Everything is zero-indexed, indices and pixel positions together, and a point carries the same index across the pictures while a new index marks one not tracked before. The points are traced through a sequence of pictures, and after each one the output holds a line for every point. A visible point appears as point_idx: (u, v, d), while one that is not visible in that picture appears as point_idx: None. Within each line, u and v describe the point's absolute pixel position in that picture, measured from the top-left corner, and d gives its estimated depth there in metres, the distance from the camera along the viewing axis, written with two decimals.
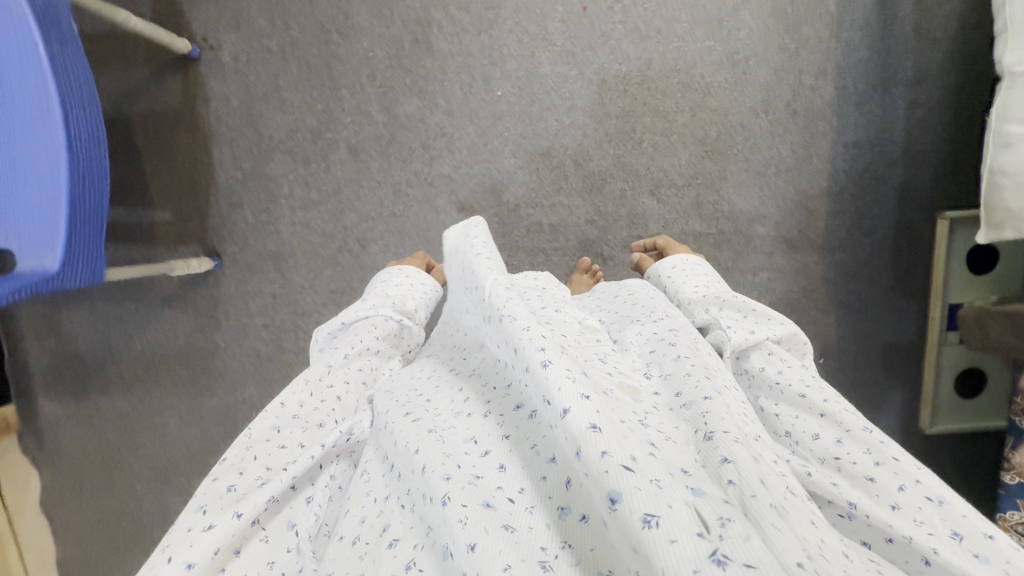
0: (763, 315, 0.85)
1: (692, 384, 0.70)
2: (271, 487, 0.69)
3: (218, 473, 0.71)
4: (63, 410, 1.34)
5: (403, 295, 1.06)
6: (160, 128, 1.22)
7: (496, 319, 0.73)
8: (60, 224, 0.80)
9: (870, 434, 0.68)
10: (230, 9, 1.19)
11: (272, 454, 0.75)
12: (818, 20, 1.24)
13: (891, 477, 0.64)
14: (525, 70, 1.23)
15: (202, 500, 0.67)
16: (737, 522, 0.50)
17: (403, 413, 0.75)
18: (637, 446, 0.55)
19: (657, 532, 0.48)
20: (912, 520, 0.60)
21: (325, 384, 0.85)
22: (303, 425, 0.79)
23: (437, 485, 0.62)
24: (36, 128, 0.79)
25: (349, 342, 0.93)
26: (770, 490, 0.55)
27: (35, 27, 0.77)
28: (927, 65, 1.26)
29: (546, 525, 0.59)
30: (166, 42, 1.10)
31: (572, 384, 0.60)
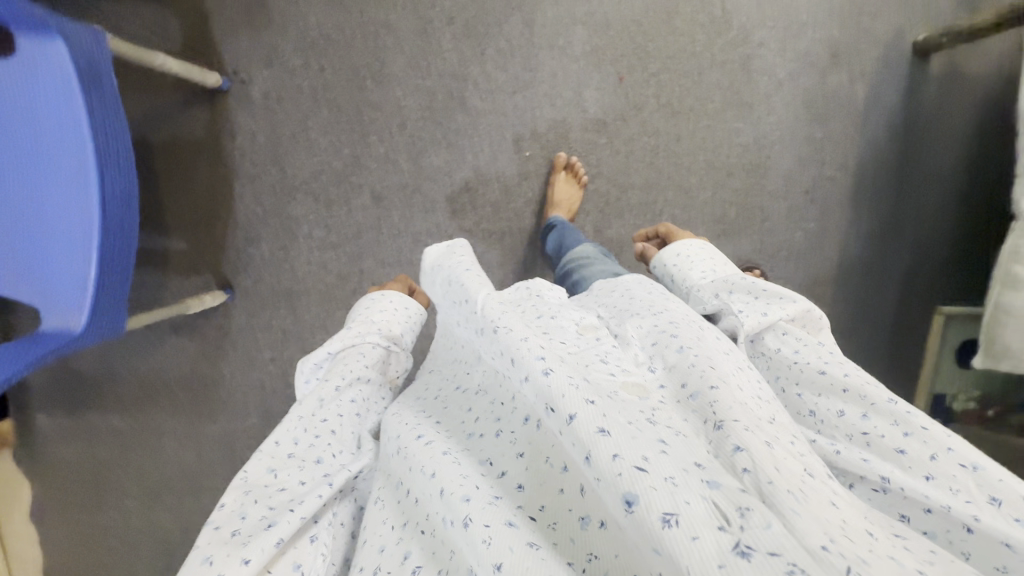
0: (775, 294, 0.77)
1: (698, 372, 0.60)
2: (277, 529, 0.61)
3: (219, 522, 0.62)
4: (59, 427, 1.34)
5: (386, 318, 1.00)
6: (182, 156, 1.20)
7: (493, 332, 0.67)
8: (88, 288, 0.80)
9: (896, 405, 0.62)
10: (264, 44, 1.17)
11: (281, 495, 0.66)
12: (845, 113, 1.26)
13: (920, 446, 0.59)
14: (555, 134, 1.24)
15: (202, 554, 0.58)
16: (757, 509, 0.44)
17: (416, 436, 0.68)
18: (648, 445, 0.49)
19: (678, 530, 0.42)
20: (947, 491, 0.55)
21: (318, 419, 0.78)
22: (302, 465, 0.71)
23: (457, 507, 0.56)
24: (72, 190, 0.78)
25: (340, 371, 0.86)
26: (788, 475, 0.49)
27: (79, 90, 0.75)
28: (944, 167, 1.28)
29: (570, 539, 0.53)
30: (198, 79, 1.07)
31: (577, 390, 0.54)
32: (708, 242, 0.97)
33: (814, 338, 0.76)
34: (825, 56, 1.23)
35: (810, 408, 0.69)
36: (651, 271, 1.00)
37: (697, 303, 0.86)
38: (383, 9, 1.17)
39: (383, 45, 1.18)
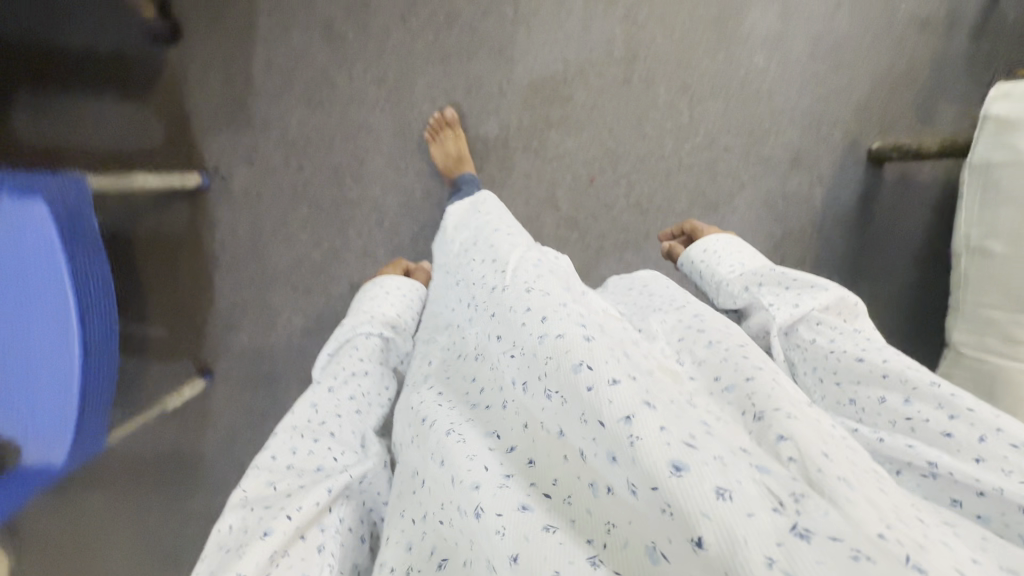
0: (807, 283, 0.83)
1: (730, 366, 0.68)
2: (273, 539, 0.64)
3: (229, 543, 0.66)
4: (37, 502, 1.36)
5: (382, 309, 1.03)
6: (164, 247, 1.23)
7: (523, 309, 0.67)
8: (69, 426, 0.83)
9: (937, 387, 0.66)
10: (246, 143, 1.19)
11: (287, 495, 0.69)
12: (806, 213, 1.32)
13: (968, 429, 0.62)
14: (528, 231, 1.28)
15: (217, 553, 0.65)
16: (812, 498, 0.46)
17: (425, 418, 0.70)
18: (682, 427, 0.50)
19: (732, 505, 0.44)
20: (999, 471, 0.58)
21: (316, 425, 0.78)
22: (301, 472, 0.72)
23: (474, 491, 0.57)
24: (52, 337, 0.81)
25: (336, 370, 0.89)
26: (835, 463, 0.52)
27: (62, 248, 0.78)
28: (897, 262, 1.34)
29: (587, 512, 0.54)
30: (180, 185, 1.12)
31: (608, 367, 0.56)
32: (732, 235, 1.04)
33: (851, 325, 0.80)
34: (787, 159, 1.29)
35: (850, 397, 0.72)
36: (678, 264, 1.07)
37: (729, 295, 0.93)
38: (363, 110, 1.19)
39: (362, 143, 1.21)
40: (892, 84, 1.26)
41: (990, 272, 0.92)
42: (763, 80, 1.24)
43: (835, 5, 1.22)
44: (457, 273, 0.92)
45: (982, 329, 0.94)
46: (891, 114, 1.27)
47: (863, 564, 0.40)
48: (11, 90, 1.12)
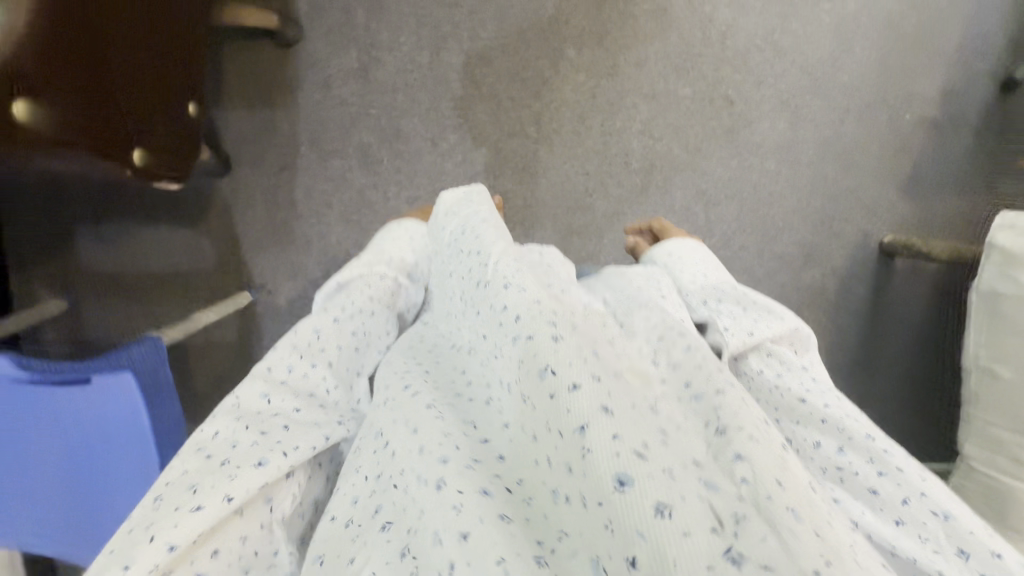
0: (764, 310, 0.78)
1: (704, 374, 0.59)
2: (266, 471, 0.57)
3: (212, 450, 0.59)
4: None
5: (403, 252, 1.00)
6: (215, 356, 1.31)
7: (516, 283, 0.63)
8: None
9: (874, 443, 0.62)
10: (289, 260, 1.27)
11: (266, 423, 0.63)
12: (822, 304, 1.35)
13: (894, 489, 0.60)
14: None
15: (183, 485, 0.55)
16: (754, 518, 0.44)
17: (404, 387, 0.65)
18: (646, 431, 0.49)
19: (671, 522, 0.43)
20: (916, 538, 0.57)
21: (317, 347, 0.75)
22: (294, 396, 0.68)
23: (432, 469, 0.52)
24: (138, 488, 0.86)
25: (344, 301, 0.85)
26: (789, 492, 0.47)
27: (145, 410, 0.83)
28: (906, 341, 1.36)
29: (543, 517, 0.50)
30: (236, 305, 1.19)
31: (575, 364, 0.53)
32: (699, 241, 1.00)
33: (801, 359, 0.76)
34: (800, 256, 1.33)
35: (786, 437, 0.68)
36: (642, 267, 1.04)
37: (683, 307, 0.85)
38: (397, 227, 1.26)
39: None
40: (898, 184, 1.31)
41: (1002, 396, 0.96)
42: (773, 184, 1.30)
43: (842, 113, 1.27)
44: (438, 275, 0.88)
45: (989, 445, 0.98)
46: (900, 212, 1.32)
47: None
48: (80, 227, 1.24)
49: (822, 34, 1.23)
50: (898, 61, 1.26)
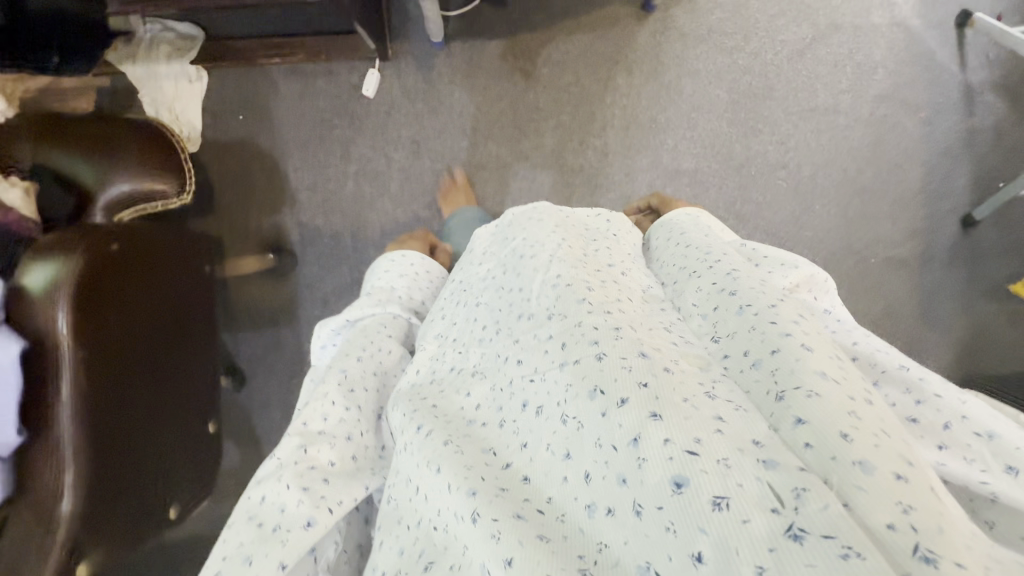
0: (777, 261, 0.69)
1: (757, 337, 0.50)
2: (316, 532, 0.54)
3: (259, 517, 0.55)
4: None
5: (409, 292, 0.88)
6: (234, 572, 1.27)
7: (583, 302, 0.56)
8: None
9: (909, 373, 0.52)
10: None
11: (303, 475, 0.57)
12: None
13: (934, 415, 0.50)
14: None
15: (236, 557, 0.52)
16: (816, 490, 0.37)
17: (415, 429, 0.57)
18: (699, 423, 0.43)
19: (729, 515, 0.38)
20: (963, 460, 0.47)
21: (347, 388, 0.66)
22: (331, 441, 0.61)
23: (462, 504, 0.48)
24: None
25: (361, 344, 0.73)
26: (852, 441, 0.40)
27: None
28: None
29: (580, 531, 0.45)
30: None
31: (629, 372, 0.48)
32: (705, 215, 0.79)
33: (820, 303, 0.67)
34: None
35: None
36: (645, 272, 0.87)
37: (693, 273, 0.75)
38: None
39: None
40: (874, 322, 1.33)
41: None
42: None
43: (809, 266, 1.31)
44: (461, 274, 0.79)
45: None
46: None
47: (853, 566, 0.33)
48: None
49: (783, 199, 1.28)
50: (862, 214, 1.30)
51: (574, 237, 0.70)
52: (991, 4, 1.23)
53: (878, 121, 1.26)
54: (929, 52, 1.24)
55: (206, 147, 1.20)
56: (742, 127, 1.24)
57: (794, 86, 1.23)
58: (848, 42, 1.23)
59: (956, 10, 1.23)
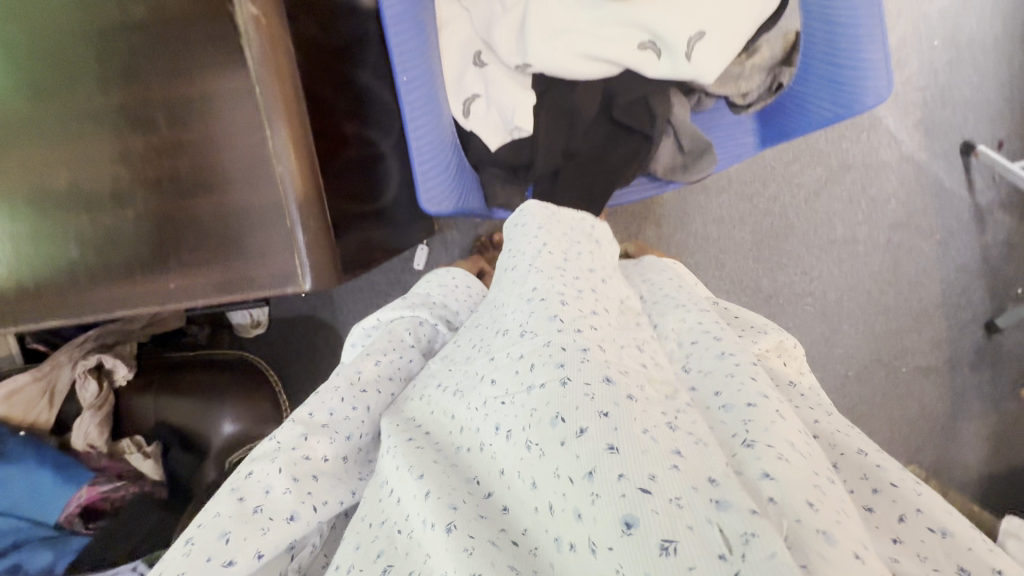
0: (746, 324, 0.66)
1: (731, 386, 0.50)
2: (295, 527, 0.53)
3: (242, 492, 0.53)
4: None
5: (442, 296, 0.77)
6: None
7: (554, 318, 0.51)
8: None
9: (867, 458, 0.51)
10: None
11: (295, 463, 0.55)
12: None
13: (888, 507, 0.48)
14: None
15: (213, 534, 0.50)
16: (764, 535, 0.37)
17: (404, 437, 0.55)
18: (654, 459, 0.41)
19: (676, 560, 0.37)
20: (914, 557, 0.45)
21: (359, 387, 0.62)
22: (331, 437, 0.58)
23: (436, 514, 0.46)
24: None
25: (380, 347, 0.68)
26: (814, 513, 0.40)
27: None
28: None
29: (551, 565, 0.42)
30: None
31: (591, 400, 0.44)
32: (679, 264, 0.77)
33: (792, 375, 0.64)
34: None
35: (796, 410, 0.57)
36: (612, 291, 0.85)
37: None
38: None
39: None
40: (910, 424, 1.38)
41: None
42: None
43: (842, 379, 1.37)
44: None
45: None
46: (915, 447, 1.38)
47: None
48: None
49: (812, 323, 1.35)
50: (888, 329, 1.37)
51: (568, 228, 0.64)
52: (991, 131, 1.31)
53: (894, 246, 1.34)
54: (937, 180, 1.32)
55: (274, 325, 1.30)
56: (767, 263, 1.32)
57: (813, 222, 1.32)
58: (860, 180, 1.31)
59: (958, 141, 1.31)
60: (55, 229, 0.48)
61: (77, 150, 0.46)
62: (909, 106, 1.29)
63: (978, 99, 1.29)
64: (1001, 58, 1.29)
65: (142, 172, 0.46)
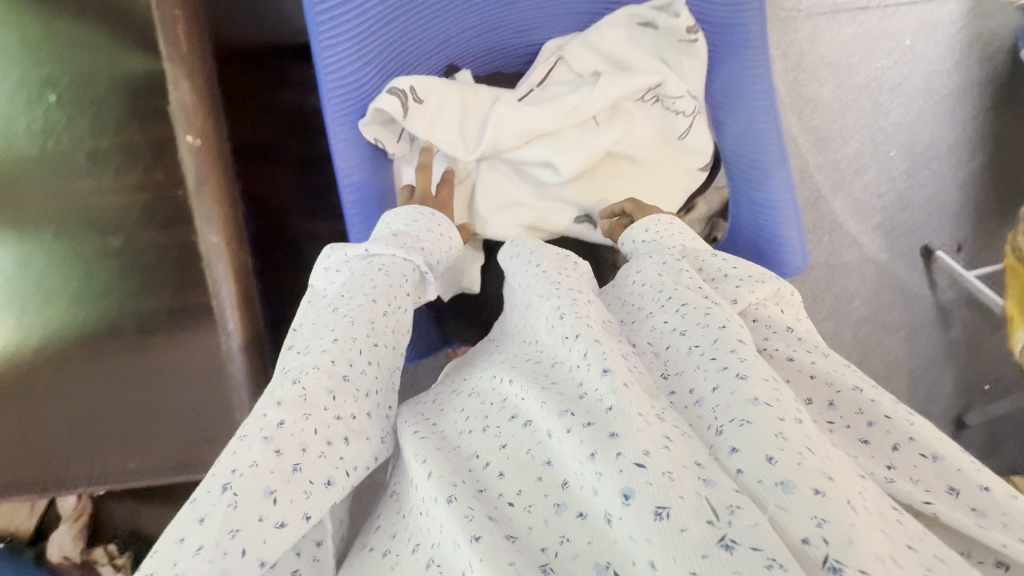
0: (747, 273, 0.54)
1: (723, 345, 0.45)
2: (335, 494, 0.45)
3: (280, 444, 0.44)
4: None
5: (432, 239, 0.63)
6: None
7: (566, 338, 0.48)
8: None
9: (861, 393, 0.46)
10: None
11: (330, 424, 0.46)
12: None
13: (882, 438, 0.44)
14: None
15: (253, 488, 0.41)
16: (749, 506, 0.35)
17: (411, 431, 0.52)
18: (652, 436, 0.39)
19: (669, 526, 0.35)
20: (907, 480, 0.42)
21: (372, 340, 0.52)
22: (357, 394, 0.49)
23: (438, 489, 0.44)
24: None
25: (386, 292, 0.55)
26: (788, 455, 0.37)
27: None
28: None
29: (543, 523, 0.41)
30: None
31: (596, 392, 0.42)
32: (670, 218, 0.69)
33: (790, 322, 0.54)
34: None
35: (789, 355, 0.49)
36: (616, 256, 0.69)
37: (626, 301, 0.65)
38: None
39: None
40: None
41: None
42: None
43: None
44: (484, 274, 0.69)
45: None
46: None
47: None
48: None
49: None
50: None
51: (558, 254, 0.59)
52: (950, 234, 1.35)
53: (859, 342, 1.36)
54: (899, 279, 1.36)
55: None
56: None
57: None
58: (824, 278, 1.34)
59: (918, 243, 1.36)
60: (14, 417, 0.52)
61: (46, 351, 0.51)
62: (868, 210, 1.34)
63: (934, 204, 1.34)
64: (955, 166, 1.35)
65: (110, 368, 0.52)
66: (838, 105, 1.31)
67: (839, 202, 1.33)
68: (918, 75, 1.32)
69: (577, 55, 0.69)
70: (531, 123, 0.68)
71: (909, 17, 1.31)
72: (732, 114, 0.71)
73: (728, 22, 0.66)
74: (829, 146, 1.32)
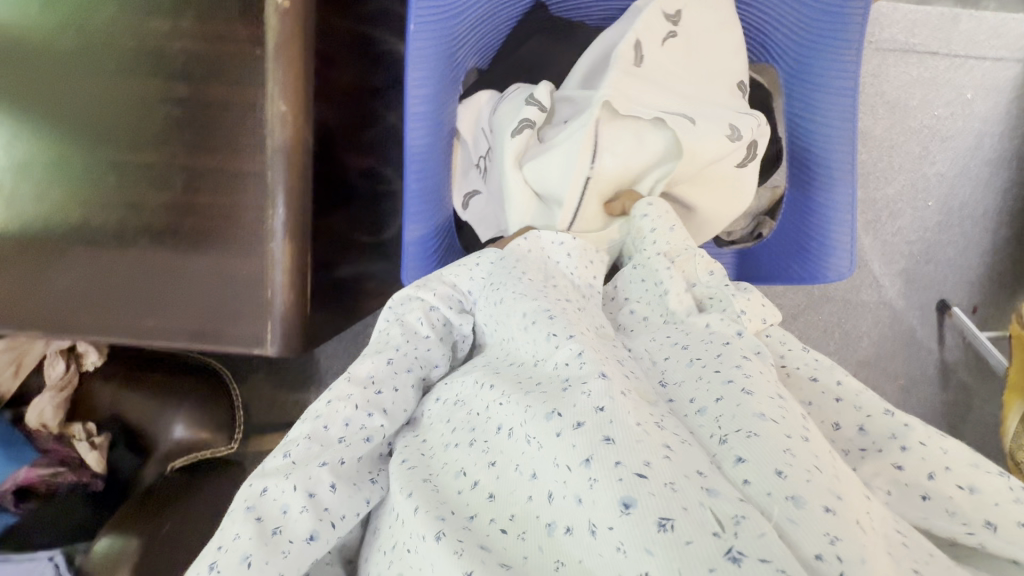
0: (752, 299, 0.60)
1: (722, 366, 0.49)
2: (315, 548, 0.50)
3: (262, 510, 0.51)
4: None
5: (455, 274, 0.68)
6: None
7: (552, 336, 0.52)
8: None
9: (895, 418, 0.51)
10: None
11: (310, 476, 0.52)
12: None
13: (917, 464, 0.49)
14: None
15: (233, 557, 0.48)
16: (754, 517, 0.38)
17: (399, 460, 0.54)
18: (651, 447, 0.41)
19: (672, 538, 0.37)
20: (945, 514, 0.47)
21: (374, 391, 0.59)
22: (346, 443, 0.55)
23: (427, 524, 0.45)
24: None
25: (398, 339, 0.63)
26: (789, 471, 0.41)
27: None
28: None
29: (539, 549, 0.42)
30: None
31: (587, 397, 0.45)
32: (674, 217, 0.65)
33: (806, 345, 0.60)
34: None
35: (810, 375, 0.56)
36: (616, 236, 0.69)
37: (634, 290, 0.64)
38: None
39: None
40: None
41: None
42: None
43: None
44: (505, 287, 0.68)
45: None
46: None
47: None
48: None
49: None
50: None
51: (541, 266, 0.63)
52: (968, 295, 1.36)
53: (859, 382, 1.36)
54: (910, 329, 1.36)
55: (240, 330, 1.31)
56: None
57: None
58: (837, 313, 1.34)
59: (936, 297, 1.36)
60: (46, 247, 0.52)
61: (84, 177, 0.52)
62: (895, 255, 1.34)
63: (960, 263, 1.35)
64: (989, 230, 1.35)
65: (147, 216, 0.52)
66: (887, 144, 1.31)
67: (867, 241, 1.33)
68: (971, 131, 1.32)
69: (620, 99, 0.66)
70: (596, 182, 0.66)
71: (975, 71, 1.31)
72: (806, 109, 0.70)
73: (825, 14, 0.65)
74: (869, 183, 1.32)
